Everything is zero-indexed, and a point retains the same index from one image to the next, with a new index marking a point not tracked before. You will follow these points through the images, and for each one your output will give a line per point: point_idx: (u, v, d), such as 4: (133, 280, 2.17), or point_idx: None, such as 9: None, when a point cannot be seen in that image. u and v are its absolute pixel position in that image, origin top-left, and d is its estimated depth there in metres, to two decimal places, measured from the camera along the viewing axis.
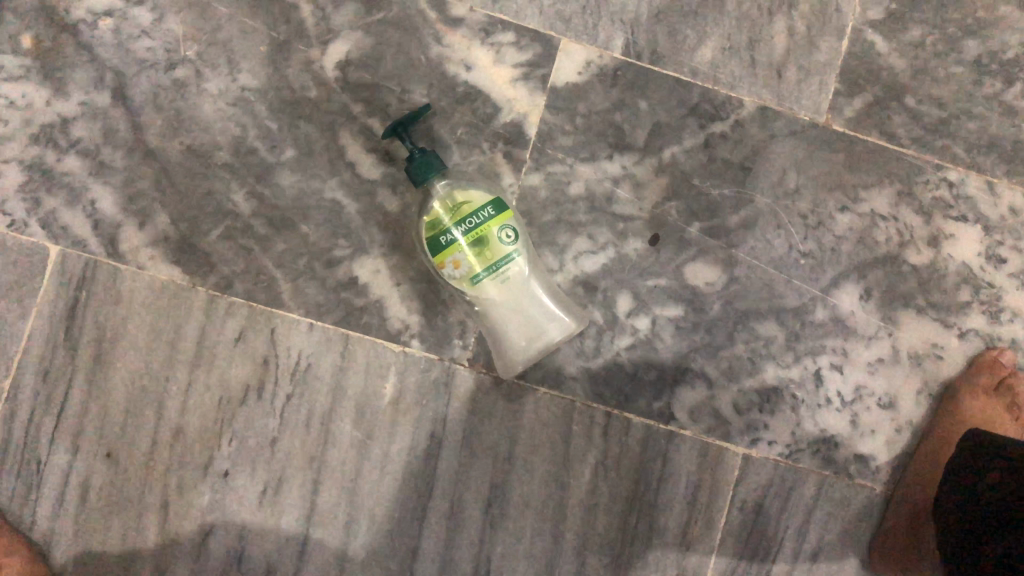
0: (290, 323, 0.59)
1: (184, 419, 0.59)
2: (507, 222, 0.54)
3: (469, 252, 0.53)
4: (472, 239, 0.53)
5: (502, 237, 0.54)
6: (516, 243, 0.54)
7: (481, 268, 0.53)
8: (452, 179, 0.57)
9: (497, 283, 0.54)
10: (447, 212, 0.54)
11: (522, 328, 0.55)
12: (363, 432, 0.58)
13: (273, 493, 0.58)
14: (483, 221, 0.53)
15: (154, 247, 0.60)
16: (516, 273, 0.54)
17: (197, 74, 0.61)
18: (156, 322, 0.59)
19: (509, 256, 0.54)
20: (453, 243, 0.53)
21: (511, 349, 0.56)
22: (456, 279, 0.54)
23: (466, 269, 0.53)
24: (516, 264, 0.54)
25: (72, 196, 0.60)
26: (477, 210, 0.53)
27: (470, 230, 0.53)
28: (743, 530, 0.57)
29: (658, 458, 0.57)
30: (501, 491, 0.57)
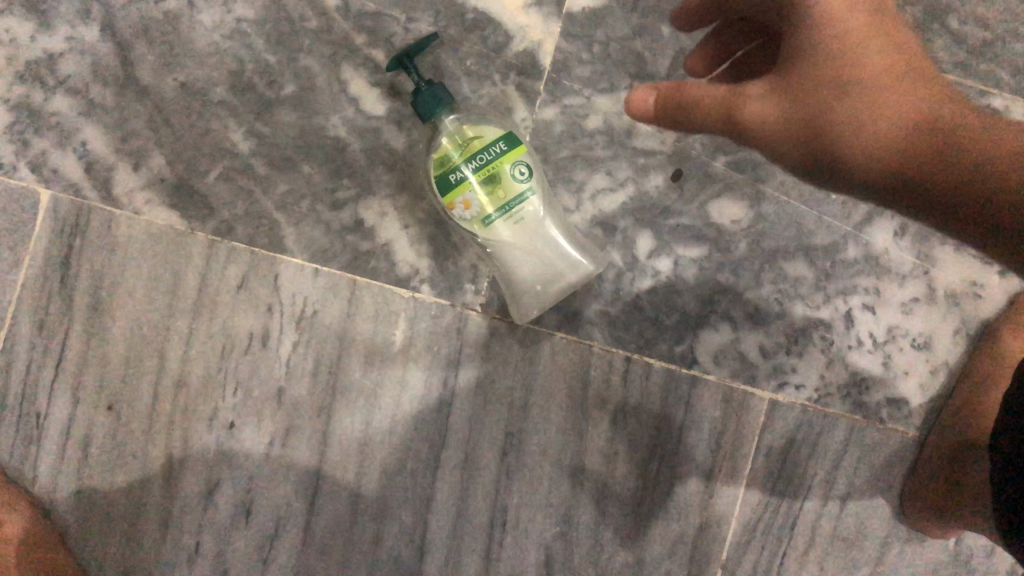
0: (294, 268, 0.57)
1: (187, 369, 0.57)
2: (521, 158, 0.51)
3: (482, 191, 0.50)
4: (483, 177, 0.50)
5: (515, 174, 0.51)
6: (531, 180, 0.51)
7: (494, 208, 0.50)
8: (465, 115, 0.54)
9: (511, 224, 0.51)
10: (458, 148, 0.51)
11: (537, 271, 0.52)
12: (373, 381, 0.56)
13: (281, 444, 0.56)
14: (495, 157, 0.50)
15: (150, 190, 0.57)
16: (530, 212, 0.51)
17: (190, 5, 0.58)
18: (155, 269, 0.57)
19: (523, 195, 0.51)
20: (464, 182, 0.50)
21: (526, 293, 0.53)
22: (467, 221, 0.51)
23: (478, 209, 0.50)
24: (530, 203, 0.51)
25: (61, 138, 0.57)
26: (489, 146, 0.50)
27: (482, 167, 0.50)
28: (769, 477, 0.55)
29: (681, 405, 0.54)
30: (518, 440, 0.55)
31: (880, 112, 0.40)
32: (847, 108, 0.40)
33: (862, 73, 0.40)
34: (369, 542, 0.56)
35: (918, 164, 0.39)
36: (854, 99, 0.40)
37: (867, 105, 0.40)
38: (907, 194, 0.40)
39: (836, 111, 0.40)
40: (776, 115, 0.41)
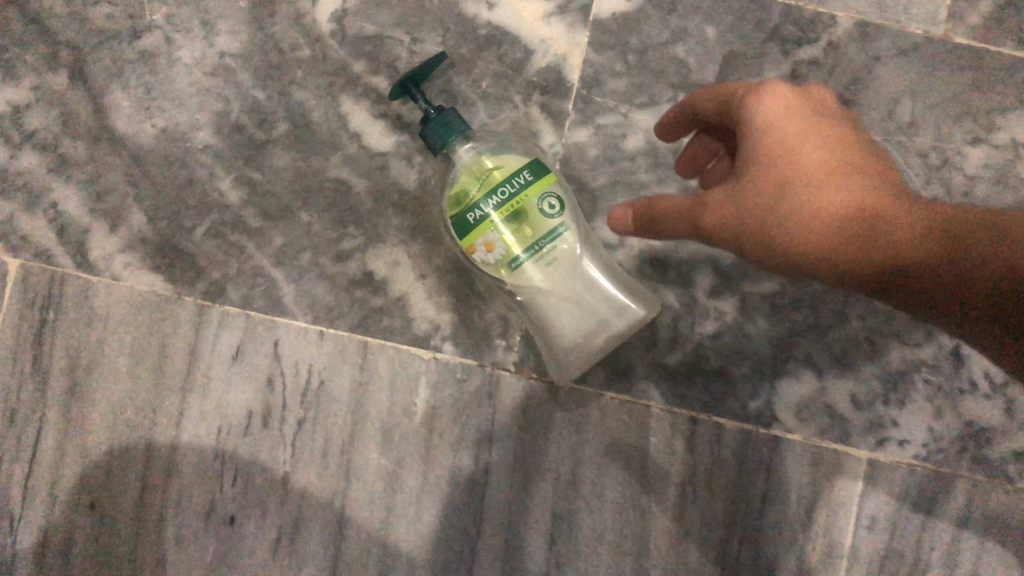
0: (296, 331, 0.49)
1: (179, 456, 0.49)
2: (548, 189, 0.43)
3: (506, 229, 0.42)
4: (507, 213, 0.42)
5: (544, 208, 0.43)
6: (563, 214, 0.43)
7: (522, 248, 0.43)
8: (482, 142, 0.46)
9: (543, 266, 0.43)
10: (476, 182, 0.43)
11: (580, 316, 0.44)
12: (392, 460, 0.48)
13: (289, 540, 0.48)
14: (520, 190, 0.42)
15: (130, 252, 0.50)
16: (564, 251, 0.43)
17: (168, 41, 0.51)
18: (139, 342, 0.50)
19: (554, 233, 0.43)
20: (485, 220, 0.42)
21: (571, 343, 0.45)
22: (491, 265, 0.43)
23: (504, 251, 0.42)
24: (562, 242, 0.43)
25: (30, 199, 0.50)
26: (511, 176, 0.43)
27: (505, 202, 0.42)
28: (876, 559, 0.44)
29: (760, 472, 0.44)
30: (567, 522, 0.46)
31: (835, 208, 0.36)
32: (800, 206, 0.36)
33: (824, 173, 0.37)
34: None
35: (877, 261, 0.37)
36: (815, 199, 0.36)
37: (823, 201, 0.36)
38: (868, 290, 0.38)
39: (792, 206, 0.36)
40: (745, 213, 0.37)
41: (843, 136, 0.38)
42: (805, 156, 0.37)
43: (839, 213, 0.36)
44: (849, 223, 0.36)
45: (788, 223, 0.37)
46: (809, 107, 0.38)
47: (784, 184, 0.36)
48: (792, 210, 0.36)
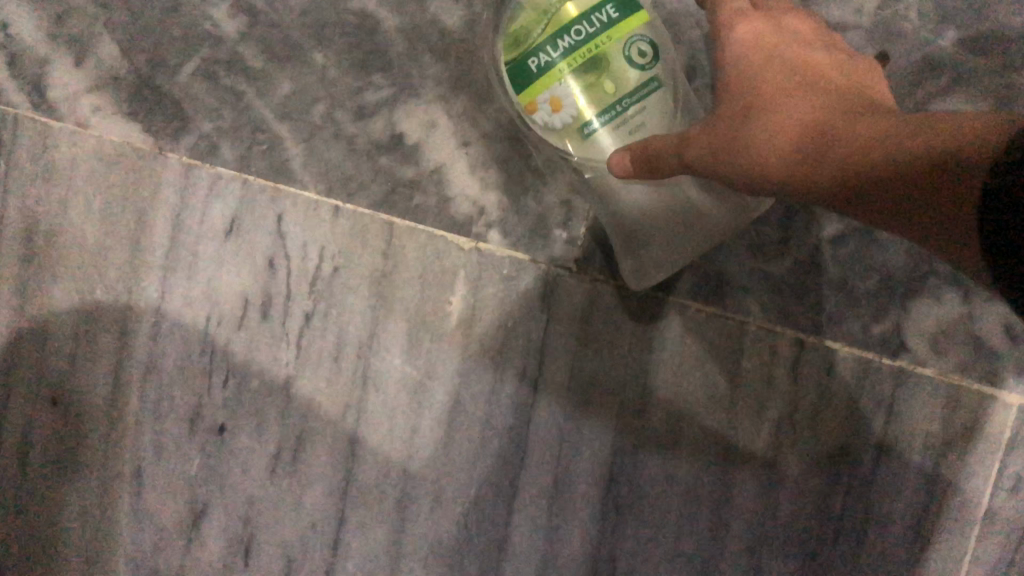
0: (306, 205, 0.39)
1: (158, 350, 0.40)
2: (638, 31, 0.33)
3: (579, 82, 0.32)
4: (580, 60, 0.32)
5: (629, 57, 0.33)
6: (654, 67, 0.33)
7: (597, 110, 0.33)
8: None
9: (623, 135, 0.33)
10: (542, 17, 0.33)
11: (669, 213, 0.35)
12: (419, 369, 0.39)
13: (291, 457, 0.40)
14: (600, 29, 0.32)
15: (100, 93, 0.40)
16: (653, 118, 0.33)
17: None
18: (109, 208, 0.40)
19: (640, 91, 0.33)
20: (552, 67, 0.32)
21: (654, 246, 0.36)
22: (555, 132, 0.33)
23: (573, 111, 0.33)
24: (651, 104, 0.33)
25: None
26: (590, 10, 0.32)
27: (580, 44, 0.32)
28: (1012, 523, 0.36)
29: (881, 412, 0.36)
30: (632, 457, 0.38)
31: (802, 123, 0.27)
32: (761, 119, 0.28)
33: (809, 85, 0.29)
34: None
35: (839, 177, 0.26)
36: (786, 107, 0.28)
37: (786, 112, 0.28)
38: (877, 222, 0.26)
39: (758, 119, 0.28)
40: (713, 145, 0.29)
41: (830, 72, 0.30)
42: (778, 81, 0.29)
43: (806, 127, 0.27)
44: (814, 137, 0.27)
45: (753, 148, 0.28)
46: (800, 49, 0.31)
47: (753, 104, 0.29)
48: (754, 132, 0.28)
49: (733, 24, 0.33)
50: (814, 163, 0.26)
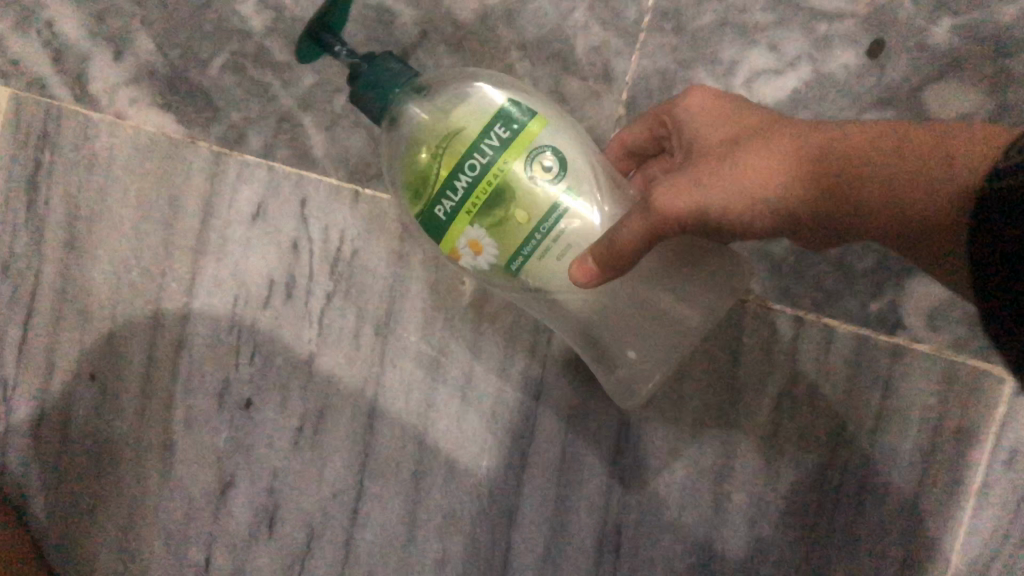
0: (329, 190, 0.41)
1: (189, 328, 0.42)
2: (535, 143, 0.31)
3: (488, 218, 0.31)
4: (483, 199, 0.31)
5: (534, 174, 0.31)
6: (563, 177, 0.31)
7: (513, 242, 0.31)
8: (439, 91, 0.34)
9: (554, 260, 0.32)
10: (435, 151, 0.32)
11: (651, 316, 0.36)
12: (434, 346, 0.41)
13: (313, 431, 0.41)
14: (495, 158, 0.31)
15: (135, 86, 0.42)
16: (578, 228, 0.32)
17: None
18: (144, 194, 0.43)
19: (555, 213, 0.31)
20: (455, 212, 0.31)
21: (632, 357, 0.36)
22: (488, 269, 0.32)
23: (491, 249, 0.32)
24: (572, 215, 0.32)
25: (22, 17, 0.43)
26: (479, 142, 0.31)
27: (477, 178, 0.31)
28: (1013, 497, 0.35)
29: (878, 385, 0.37)
30: (639, 431, 0.39)
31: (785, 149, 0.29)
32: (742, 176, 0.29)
33: (762, 132, 0.30)
34: (429, 565, 0.41)
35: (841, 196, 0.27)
36: (758, 161, 0.29)
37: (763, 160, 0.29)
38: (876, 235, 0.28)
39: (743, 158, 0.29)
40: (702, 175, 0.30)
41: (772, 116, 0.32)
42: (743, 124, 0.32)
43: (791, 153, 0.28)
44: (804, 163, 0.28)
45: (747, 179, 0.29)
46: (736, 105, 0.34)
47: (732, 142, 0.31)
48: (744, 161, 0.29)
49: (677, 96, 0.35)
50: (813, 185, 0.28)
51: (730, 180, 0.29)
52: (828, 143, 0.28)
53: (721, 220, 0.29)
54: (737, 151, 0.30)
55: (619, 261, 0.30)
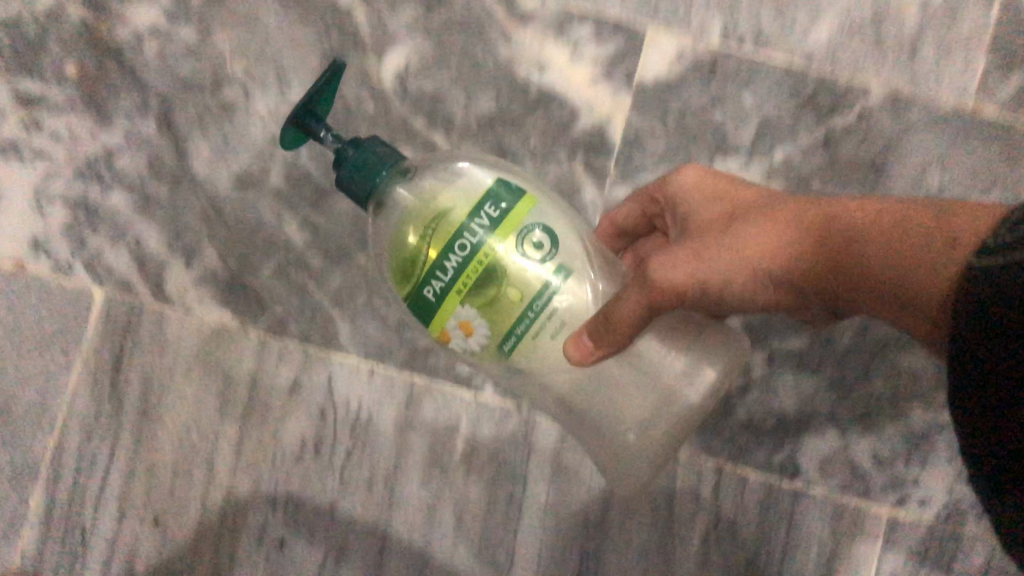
0: (350, 369, 0.53)
1: (236, 479, 0.53)
2: (522, 228, 0.40)
3: (481, 294, 0.39)
4: (476, 281, 0.39)
5: (521, 255, 0.39)
6: (549, 259, 0.40)
7: (506, 316, 0.40)
8: (422, 178, 0.43)
9: (547, 335, 0.40)
10: (423, 241, 0.40)
11: (653, 396, 0.43)
12: (431, 492, 0.52)
13: (334, 563, 0.52)
14: (481, 244, 0.39)
15: (201, 287, 0.54)
16: (560, 305, 0.40)
17: (246, 94, 0.55)
18: (204, 372, 0.54)
19: (544, 292, 0.40)
20: (449, 297, 0.39)
21: (631, 438, 0.43)
22: (481, 338, 0.40)
23: (485, 328, 0.40)
24: (562, 292, 0.40)
25: (117, 234, 0.54)
26: (464, 232, 0.39)
27: (469, 259, 0.39)
28: None
29: (781, 518, 0.50)
30: (594, 556, 0.51)
31: (778, 229, 0.40)
32: (736, 256, 0.40)
33: (757, 213, 0.42)
34: None
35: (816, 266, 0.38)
36: (755, 241, 0.40)
37: (753, 244, 0.40)
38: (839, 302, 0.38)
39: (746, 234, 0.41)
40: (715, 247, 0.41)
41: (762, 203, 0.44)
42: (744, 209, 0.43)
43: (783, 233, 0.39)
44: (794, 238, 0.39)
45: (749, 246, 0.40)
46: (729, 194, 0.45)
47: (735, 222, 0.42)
48: (748, 237, 0.40)
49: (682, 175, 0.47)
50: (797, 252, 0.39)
51: (733, 250, 0.40)
52: (813, 225, 0.38)
53: (722, 280, 0.40)
54: (741, 227, 0.41)
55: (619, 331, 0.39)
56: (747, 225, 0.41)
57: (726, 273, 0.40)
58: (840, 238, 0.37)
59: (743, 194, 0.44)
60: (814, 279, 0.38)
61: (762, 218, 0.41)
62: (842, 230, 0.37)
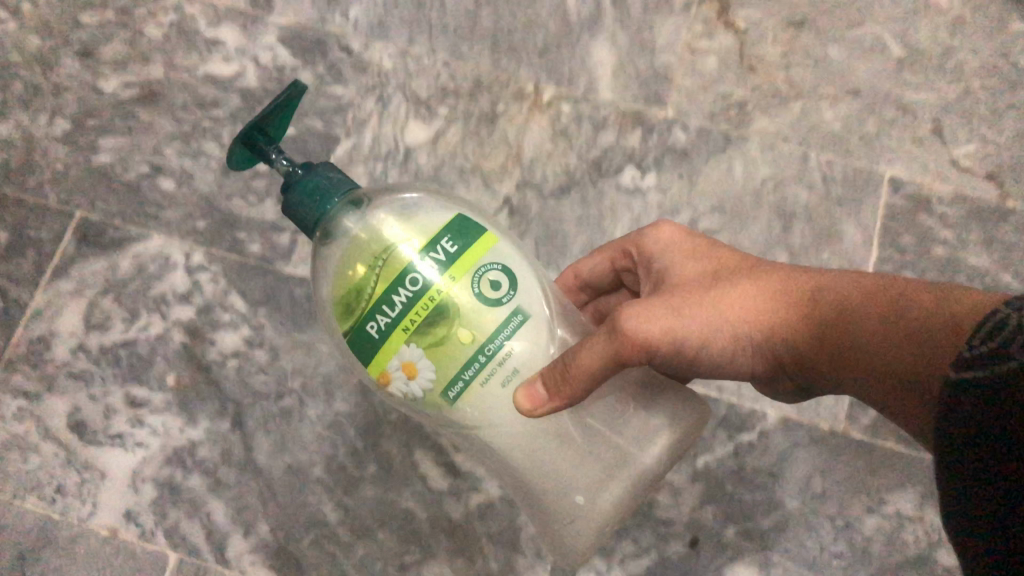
0: None
1: None
2: (477, 268, 0.47)
3: (426, 331, 0.46)
4: (423, 318, 0.46)
5: (472, 295, 0.47)
6: (506, 300, 0.47)
7: (453, 356, 0.46)
8: (373, 212, 0.50)
9: (492, 381, 0.47)
10: (371, 271, 0.47)
11: (606, 463, 0.52)
12: None
13: None
14: (431, 283, 0.46)
15: (254, 553, 0.69)
16: (501, 348, 0.47)
17: (301, 403, 0.71)
18: None
19: (491, 338, 0.47)
20: (394, 334, 0.46)
21: (581, 500, 0.52)
22: (422, 378, 0.47)
23: (430, 371, 0.47)
24: (512, 336, 0.47)
25: (192, 509, 0.70)
26: (413, 270, 0.46)
27: (418, 293, 0.46)
28: None
29: None
30: None
31: (754, 287, 0.52)
32: (715, 314, 0.52)
33: (732, 274, 0.54)
34: None
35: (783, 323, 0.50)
36: (732, 298, 0.52)
37: (731, 303, 0.52)
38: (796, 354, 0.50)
39: (725, 291, 0.52)
40: (698, 295, 0.53)
41: (735, 256, 0.56)
42: (725, 266, 0.55)
43: (758, 291, 0.51)
44: (771, 295, 0.51)
45: (727, 297, 0.52)
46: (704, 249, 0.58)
47: (718, 276, 0.54)
48: (730, 292, 0.52)
49: (664, 227, 0.60)
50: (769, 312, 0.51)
51: (713, 303, 0.52)
52: (785, 289, 0.51)
53: (704, 326, 0.52)
54: (720, 286, 0.53)
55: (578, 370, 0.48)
56: (726, 285, 0.53)
57: (704, 321, 0.52)
58: (817, 306, 0.48)
59: (720, 256, 0.56)
60: (786, 339, 0.50)
61: (738, 279, 0.53)
62: (819, 299, 0.48)
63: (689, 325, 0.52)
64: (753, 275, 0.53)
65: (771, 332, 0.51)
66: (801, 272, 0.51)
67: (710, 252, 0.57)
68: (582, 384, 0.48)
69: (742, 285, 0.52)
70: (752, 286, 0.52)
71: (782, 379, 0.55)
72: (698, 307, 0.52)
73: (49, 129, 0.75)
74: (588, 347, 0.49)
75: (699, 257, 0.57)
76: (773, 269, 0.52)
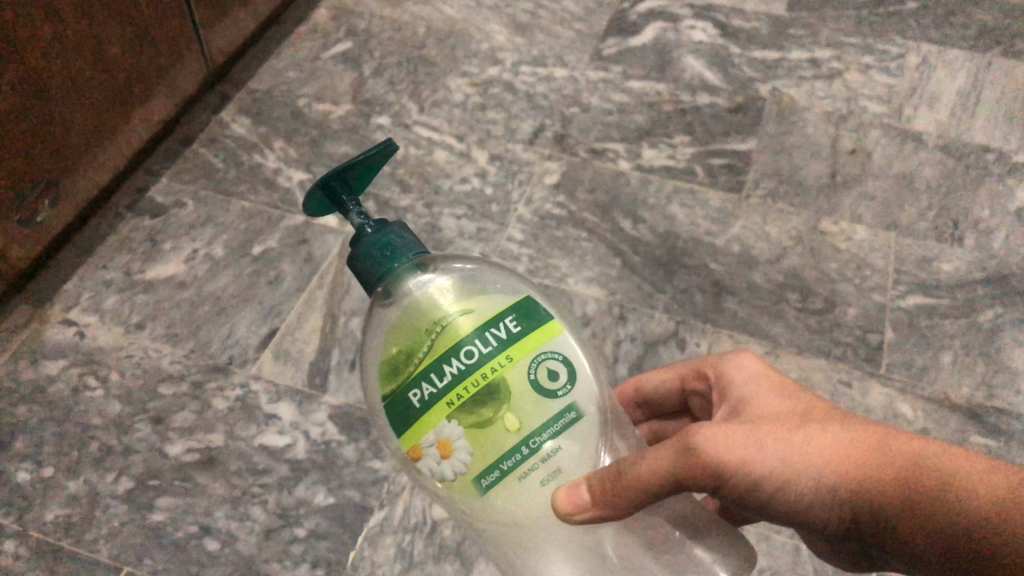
0: None
1: None
2: (538, 352, 0.44)
3: (467, 413, 0.42)
4: (471, 394, 0.42)
5: (524, 377, 0.43)
6: (562, 390, 0.44)
7: (495, 442, 0.43)
8: (432, 274, 0.47)
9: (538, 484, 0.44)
10: (426, 337, 0.44)
11: None
12: None
13: None
14: (487, 358, 0.43)
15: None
16: (562, 458, 0.45)
17: None
18: None
19: (537, 431, 0.44)
20: (438, 406, 0.42)
21: None
22: (453, 469, 0.43)
23: (466, 452, 0.43)
24: (556, 435, 0.44)
25: None
26: (470, 342, 0.43)
27: (472, 367, 0.43)
28: None
29: None
30: None
31: (849, 436, 0.47)
32: (796, 451, 0.47)
33: (818, 415, 0.49)
34: None
35: (880, 483, 0.46)
36: (824, 442, 0.47)
37: (818, 441, 0.47)
38: (891, 522, 0.46)
39: (815, 432, 0.48)
40: (783, 431, 0.48)
41: (815, 396, 0.52)
42: (806, 405, 0.51)
43: (856, 441, 0.47)
44: (870, 450, 0.46)
45: (816, 441, 0.47)
46: (773, 381, 0.54)
47: (803, 415, 0.49)
48: (820, 437, 0.47)
49: (739, 357, 0.57)
50: (868, 466, 0.46)
51: (799, 443, 0.47)
52: (885, 445, 0.46)
53: (788, 468, 0.47)
54: (808, 426, 0.48)
55: (629, 487, 0.45)
56: (810, 424, 0.48)
57: (788, 462, 0.47)
58: (916, 474, 0.45)
59: (798, 391, 0.52)
60: (868, 500, 0.46)
61: (829, 423, 0.48)
62: (921, 468, 0.45)
63: (771, 463, 0.47)
64: (846, 421, 0.48)
65: (846, 487, 0.46)
66: (892, 431, 0.48)
67: (785, 386, 0.53)
68: (633, 499, 0.45)
69: (833, 429, 0.48)
70: (848, 434, 0.47)
71: (845, 540, 0.50)
72: (784, 444, 0.48)
73: (114, 486, 0.80)
74: (647, 458, 0.47)
75: (772, 392, 0.52)
76: (864, 420, 0.48)
